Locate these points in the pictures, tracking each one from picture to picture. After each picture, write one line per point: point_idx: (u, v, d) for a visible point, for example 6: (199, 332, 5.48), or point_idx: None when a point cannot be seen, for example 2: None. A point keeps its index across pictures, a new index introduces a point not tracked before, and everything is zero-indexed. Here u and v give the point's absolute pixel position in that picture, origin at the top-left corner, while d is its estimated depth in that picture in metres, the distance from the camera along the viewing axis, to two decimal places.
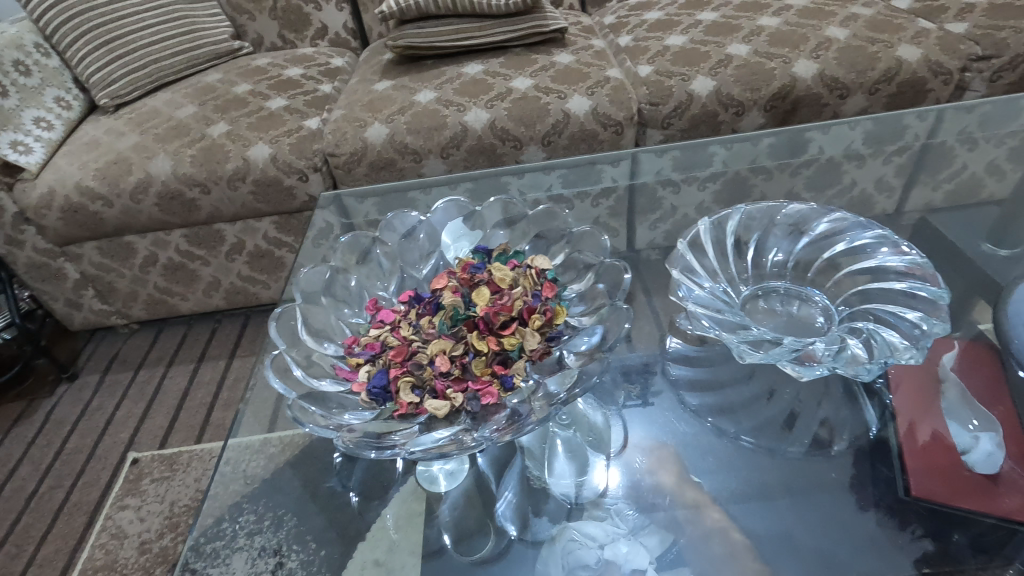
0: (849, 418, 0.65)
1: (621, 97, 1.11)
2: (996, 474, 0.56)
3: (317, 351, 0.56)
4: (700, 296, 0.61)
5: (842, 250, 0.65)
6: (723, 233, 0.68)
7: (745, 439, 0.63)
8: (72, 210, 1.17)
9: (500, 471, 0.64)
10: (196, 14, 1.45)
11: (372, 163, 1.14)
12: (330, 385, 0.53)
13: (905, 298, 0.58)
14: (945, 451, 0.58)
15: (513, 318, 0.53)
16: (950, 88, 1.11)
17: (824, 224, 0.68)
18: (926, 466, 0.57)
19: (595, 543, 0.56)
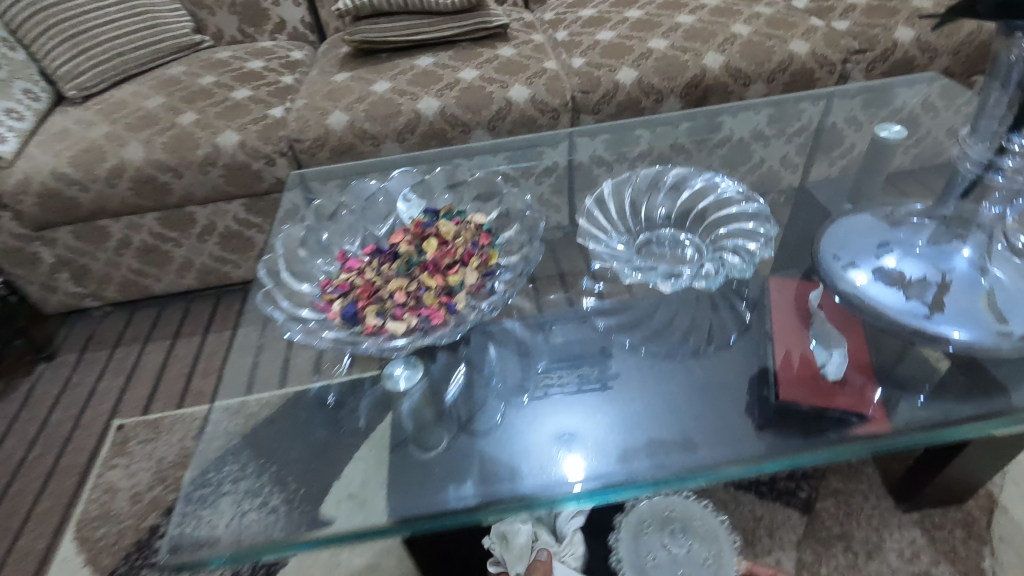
0: (733, 329, 0.77)
1: (556, 86, 1.26)
2: (843, 379, 0.66)
3: (297, 288, 0.68)
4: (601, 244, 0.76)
5: (713, 202, 0.80)
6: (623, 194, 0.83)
7: (643, 349, 0.76)
8: (48, 196, 1.24)
9: (452, 386, 0.75)
10: (158, 10, 1.53)
11: (334, 147, 1.25)
12: (309, 313, 0.66)
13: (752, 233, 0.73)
14: (808, 368, 0.67)
15: (455, 261, 0.68)
16: (834, 78, 1.30)
17: (700, 181, 0.83)
18: (791, 378, 0.66)
19: (532, 457, 0.64)
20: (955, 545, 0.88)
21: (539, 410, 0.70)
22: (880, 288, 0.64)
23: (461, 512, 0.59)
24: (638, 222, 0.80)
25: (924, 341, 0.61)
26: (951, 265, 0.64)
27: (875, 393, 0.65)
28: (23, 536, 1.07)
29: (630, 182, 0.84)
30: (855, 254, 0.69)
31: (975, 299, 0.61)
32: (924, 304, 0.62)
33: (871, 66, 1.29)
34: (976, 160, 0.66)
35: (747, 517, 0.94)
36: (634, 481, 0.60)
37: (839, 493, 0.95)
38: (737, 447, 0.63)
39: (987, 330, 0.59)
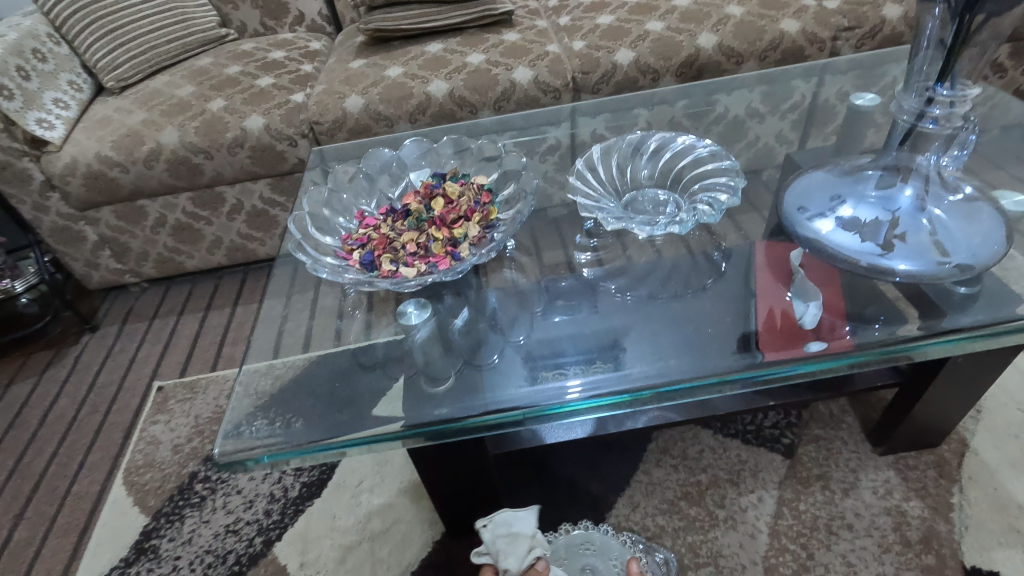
0: (710, 274, 0.87)
1: (557, 68, 1.34)
2: (818, 325, 0.74)
3: (321, 240, 0.78)
4: (589, 202, 0.84)
5: (691, 162, 0.88)
6: (611, 157, 0.91)
7: (632, 298, 0.84)
8: (93, 177, 1.36)
9: (456, 319, 0.85)
10: (187, 5, 1.64)
11: (351, 128, 1.35)
12: (332, 260, 0.75)
13: (725, 187, 0.81)
14: (789, 320, 0.75)
15: (460, 216, 0.77)
16: (825, 54, 1.36)
17: (680, 143, 0.90)
18: (773, 326, 0.75)
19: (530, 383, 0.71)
20: (926, 483, 0.95)
21: (546, 393, 0.69)
22: (842, 236, 0.75)
23: (465, 418, 0.68)
24: (624, 182, 0.88)
25: (878, 275, 0.73)
26: (897, 206, 0.76)
27: (845, 328, 0.72)
28: (78, 482, 1.19)
29: (617, 147, 0.92)
30: (816, 203, 0.79)
31: (918, 235, 0.73)
32: (879, 244, 0.73)
33: (860, 42, 1.35)
34: (909, 110, 0.68)
35: (733, 460, 1.02)
36: (611, 392, 0.68)
37: (821, 439, 1.02)
38: (705, 361, 0.72)
39: (930, 262, 0.71)
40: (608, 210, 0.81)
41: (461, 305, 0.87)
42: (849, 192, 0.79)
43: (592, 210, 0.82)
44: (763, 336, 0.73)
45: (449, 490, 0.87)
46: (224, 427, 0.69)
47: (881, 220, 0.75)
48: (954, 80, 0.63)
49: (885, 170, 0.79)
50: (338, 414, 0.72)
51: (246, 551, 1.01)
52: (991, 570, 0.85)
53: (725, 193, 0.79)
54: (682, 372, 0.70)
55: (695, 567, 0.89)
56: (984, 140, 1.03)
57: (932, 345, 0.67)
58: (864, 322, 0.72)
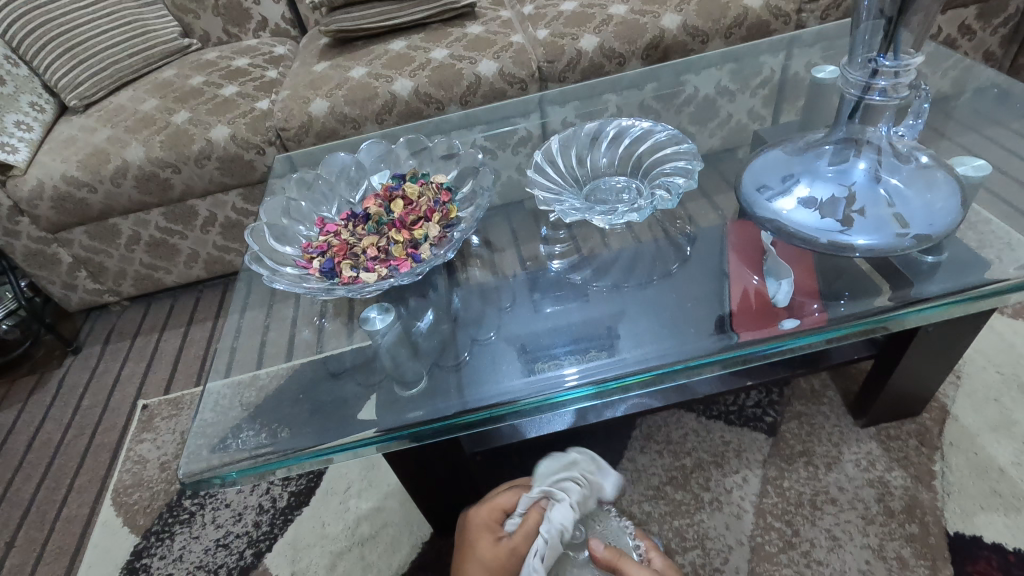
0: (676, 259, 0.86)
1: (522, 58, 1.33)
2: (789, 303, 0.73)
3: (280, 250, 0.77)
4: (550, 194, 0.83)
5: (650, 147, 0.87)
6: (571, 148, 0.90)
7: (603, 287, 0.84)
8: (61, 199, 1.35)
9: (423, 322, 0.84)
10: (146, 17, 1.61)
11: (318, 133, 1.33)
12: (292, 270, 0.75)
13: (682, 171, 0.80)
14: (761, 299, 0.75)
15: (420, 216, 0.76)
16: (791, 27, 1.36)
17: (639, 129, 0.89)
18: (744, 307, 0.74)
19: (517, 377, 0.71)
20: (908, 452, 0.95)
21: (538, 373, 0.71)
22: (801, 213, 0.74)
23: (449, 417, 0.67)
24: (585, 172, 0.87)
25: (839, 251, 0.72)
26: (853, 179, 0.74)
27: (815, 305, 0.72)
28: (67, 506, 1.19)
29: (576, 137, 0.91)
30: (774, 179, 0.79)
31: (876, 207, 0.72)
32: (838, 220, 0.73)
33: (826, 13, 1.34)
34: (855, 83, 0.68)
35: (717, 441, 1.01)
36: (599, 381, 0.67)
37: (803, 415, 1.02)
38: (684, 344, 0.71)
39: (890, 235, 0.70)
40: (568, 202, 0.80)
41: (428, 305, 0.87)
42: (806, 170, 0.77)
43: (552, 202, 0.81)
44: (734, 319, 0.73)
45: (430, 489, 0.87)
46: (193, 442, 0.68)
47: (839, 196, 0.73)
48: (897, 51, 0.63)
49: (837, 144, 0.76)
50: (315, 424, 0.71)
51: (237, 564, 1.02)
52: (974, 535, 0.85)
53: (684, 177, 0.79)
54: (666, 351, 0.70)
55: (683, 551, 0.89)
56: (950, 104, 1.03)
57: (904, 314, 0.67)
58: (832, 298, 0.72)
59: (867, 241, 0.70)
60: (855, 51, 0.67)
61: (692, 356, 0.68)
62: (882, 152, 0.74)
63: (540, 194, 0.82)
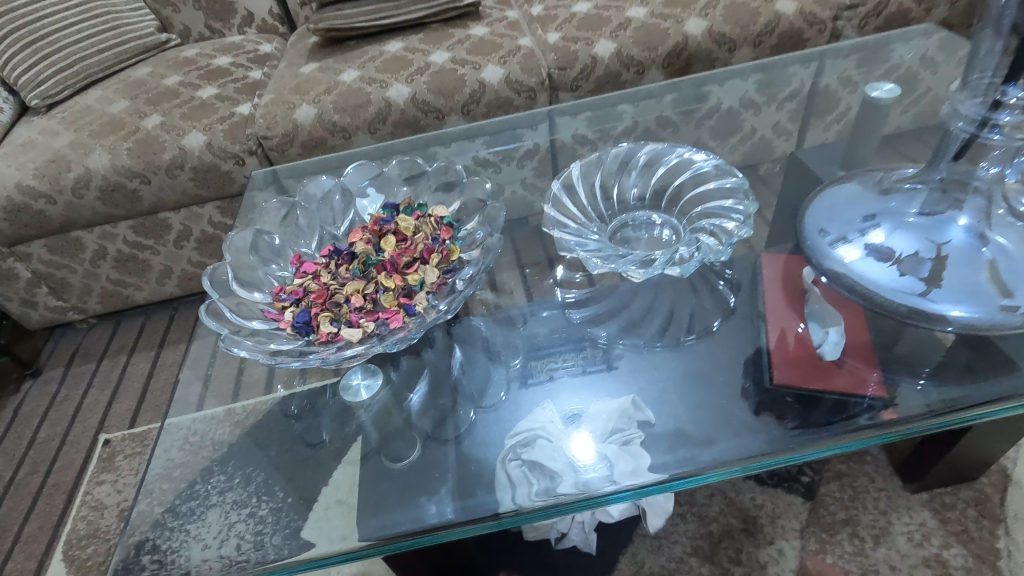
0: (717, 316, 0.74)
1: (531, 64, 1.20)
2: (838, 357, 0.65)
3: (244, 298, 0.62)
4: (569, 230, 0.71)
5: (688, 177, 0.74)
6: (593, 179, 0.77)
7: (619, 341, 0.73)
8: (16, 210, 1.21)
9: (415, 395, 0.72)
10: (119, 10, 1.48)
11: (304, 142, 1.20)
12: (258, 323, 0.61)
13: (728, 209, 0.67)
14: (804, 348, 0.67)
15: (415, 258, 0.64)
16: (825, 37, 1.24)
17: (675, 157, 0.76)
18: (787, 358, 0.66)
19: (518, 457, 0.61)
20: (967, 526, 0.83)
21: (544, 395, 0.68)
22: (872, 264, 0.62)
23: (438, 531, 0.57)
24: (610, 207, 0.74)
25: (923, 321, 0.59)
26: (947, 236, 0.63)
27: (872, 373, 0.64)
28: (12, 559, 1.05)
29: (600, 164, 0.77)
30: (838, 225, 0.67)
31: (976, 272, 0.59)
32: (920, 279, 0.60)
33: (865, 21, 1.22)
34: (969, 116, 0.62)
35: (747, 506, 0.90)
36: (629, 489, 0.56)
37: (844, 476, 0.91)
38: (727, 448, 0.60)
39: (990, 307, 0.57)
40: (593, 244, 0.67)
41: (421, 369, 0.75)
42: (886, 215, 0.66)
43: (574, 244, 0.69)
44: (779, 375, 0.65)
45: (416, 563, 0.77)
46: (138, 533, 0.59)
47: (924, 252, 0.62)
48: None
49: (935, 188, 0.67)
50: (291, 517, 0.61)
51: None
52: None
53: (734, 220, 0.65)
54: (713, 440, 0.61)
55: None
56: None
57: (977, 415, 0.60)
58: (904, 378, 0.64)
59: (960, 312, 0.57)
60: (981, 66, 0.60)
61: (760, 460, 0.58)
62: (985, 210, 0.64)
63: (558, 233, 0.69)
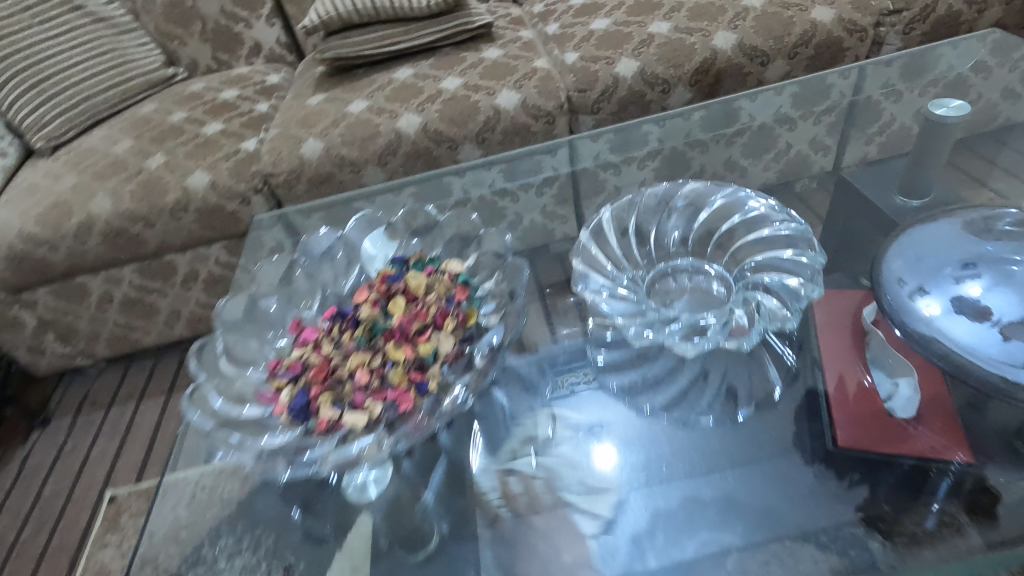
0: (779, 378, 0.71)
1: (548, 87, 1.13)
2: (915, 414, 0.63)
3: (235, 378, 0.56)
4: (597, 286, 0.63)
5: (738, 221, 0.66)
6: (625, 223, 0.69)
7: (663, 415, 0.69)
8: (19, 258, 1.17)
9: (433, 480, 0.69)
10: (125, 46, 1.45)
11: (312, 178, 1.14)
12: (249, 409, 0.54)
13: (791, 264, 0.60)
14: (872, 402, 0.65)
15: (427, 324, 0.56)
16: (867, 45, 1.14)
17: (720, 198, 0.69)
18: (851, 416, 0.65)
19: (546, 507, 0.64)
20: None
21: (565, 411, 0.71)
22: (958, 323, 0.52)
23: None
24: (647, 256, 0.67)
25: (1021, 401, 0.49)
26: None
27: (954, 441, 0.61)
28: None
29: (632, 208, 0.70)
30: (921, 276, 0.57)
31: None
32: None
33: (911, 27, 1.12)
34: None
35: None
36: None
37: None
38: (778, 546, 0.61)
39: None
40: (623, 304, 0.60)
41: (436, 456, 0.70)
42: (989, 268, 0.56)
43: (603, 300, 0.61)
44: (844, 436, 0.64)
45: None
46: None
47: None
48: None
49: None
50: None
51: None
52: None
53: (796, 276, 0.58)
54: (772, 514, 0.63)
55: None
56: None
57: None
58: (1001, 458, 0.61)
59: None
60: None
61: (824, 541, 0.61)
62: None
63: (583, 290, 0.62)
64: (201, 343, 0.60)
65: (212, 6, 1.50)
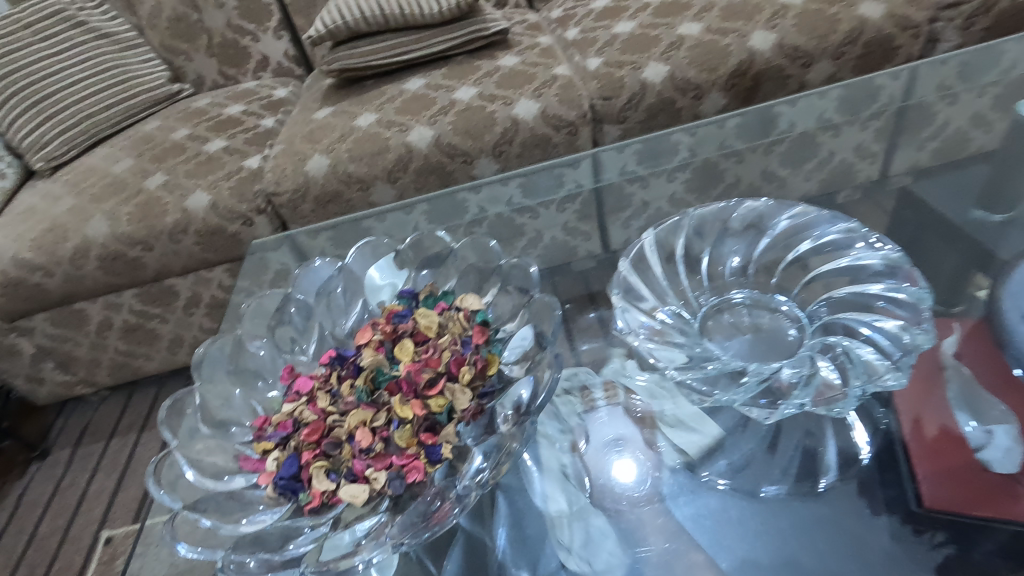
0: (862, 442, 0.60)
1: (570, 95, 1.04)
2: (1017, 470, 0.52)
3: (212, 443, 0.47)
4: (635, 322, 0.54)
5: (809, 248, 0.60)
6: (670, 248, 0.62)
7: (721, 480, 0.58)
8: (13, 285, 1.12)
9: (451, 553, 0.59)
10: (129, 62, 1.40)
11: (317, 197, 1.07)
12: (225, 483, 0.44)
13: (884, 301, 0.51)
14: (950, 441, 0.55)
15: (439, 374, 0.47)
16: (920, 42, 1.04)
17: (784, 220, 0.62)
18: (933, 471, 0.54)
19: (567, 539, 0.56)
20: None
21: (584, 431, 0.63)
22: None
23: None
24: (702, 289, 0.61)
25: None
26: None
27: None
28: None
29: (679, 230, 0.62)
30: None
31: None
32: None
33: (970, 22, 1.02)
34: None
35: None
36: None
37: None
38: None
39: None
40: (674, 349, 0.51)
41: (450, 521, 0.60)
42: None
43: (648, 338, 0.52)
44: (929, 493, 0.54)
45: None
46: None
47: None
48: None
49: None
50: None
51: None
52: None
53: (892, 319, 0.49)
54: None
55: None
56: None
57: None
58: None
59: None
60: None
61: None
62: None
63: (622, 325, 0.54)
64: (175, 403, 0.51)
65: (218, 19, 1.45)
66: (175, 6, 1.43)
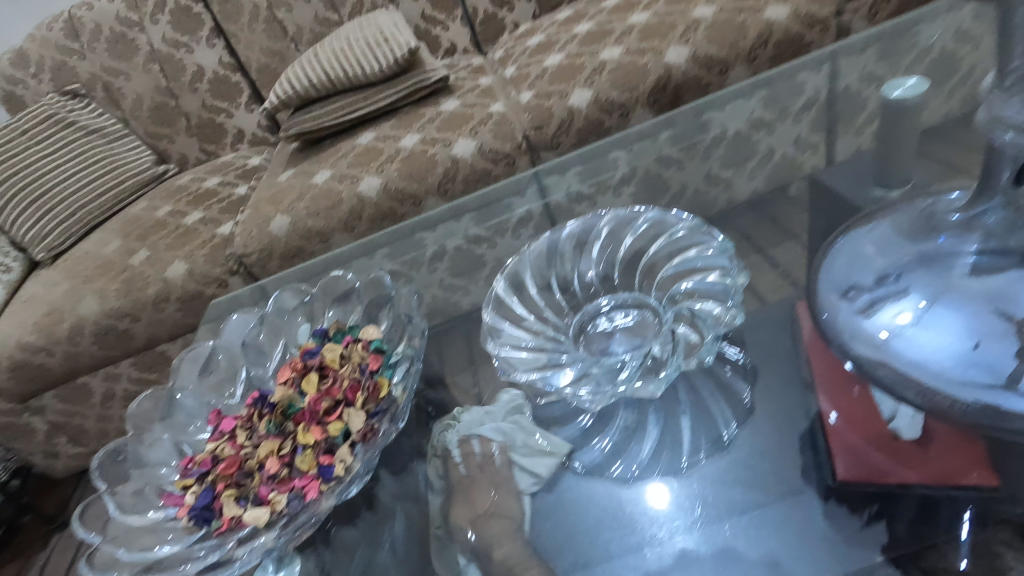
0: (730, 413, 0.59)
1: (504, 130, 1.11)
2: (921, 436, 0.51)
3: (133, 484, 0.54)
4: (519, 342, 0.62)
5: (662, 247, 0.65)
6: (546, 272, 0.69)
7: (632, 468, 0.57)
8: (20, 367, 1.21)
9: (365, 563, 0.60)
10: (116, 151, 1.53)
11: (283, 253, 1.14)
12: (139, 517, 0.51)
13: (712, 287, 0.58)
14: (873, 427, 0.53)
15: (337, 401, 0.52)
16: (832, 35, 1.08)
17: (644, 222, 0.68)
18: (849, 444, 0.54)
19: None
20: None
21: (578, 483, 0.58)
22: (930, 332, 0.44)
23: None
24: (574, 298, 0.67)
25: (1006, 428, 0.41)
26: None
27: (975, 473, 0.48)
28: None
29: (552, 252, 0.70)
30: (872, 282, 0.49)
31: None
32: (998, 358, 0.42)
33: (875, 10, 1.06)
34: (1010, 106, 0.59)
35: None
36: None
37: None
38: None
39: None
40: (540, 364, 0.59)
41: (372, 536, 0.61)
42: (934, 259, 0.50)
43: (521, 363, 0.59)
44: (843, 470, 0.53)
45: None
46: None
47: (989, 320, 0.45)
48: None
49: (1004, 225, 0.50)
50: None
51: None
52: None
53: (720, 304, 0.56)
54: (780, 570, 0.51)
55: None
56: None
57: None
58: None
59: None
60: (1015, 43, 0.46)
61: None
62: None
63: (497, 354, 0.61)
64: (111, 449, 0.58)
65: (194, 102, 1.58)
66: (154, 96, 1.57)
